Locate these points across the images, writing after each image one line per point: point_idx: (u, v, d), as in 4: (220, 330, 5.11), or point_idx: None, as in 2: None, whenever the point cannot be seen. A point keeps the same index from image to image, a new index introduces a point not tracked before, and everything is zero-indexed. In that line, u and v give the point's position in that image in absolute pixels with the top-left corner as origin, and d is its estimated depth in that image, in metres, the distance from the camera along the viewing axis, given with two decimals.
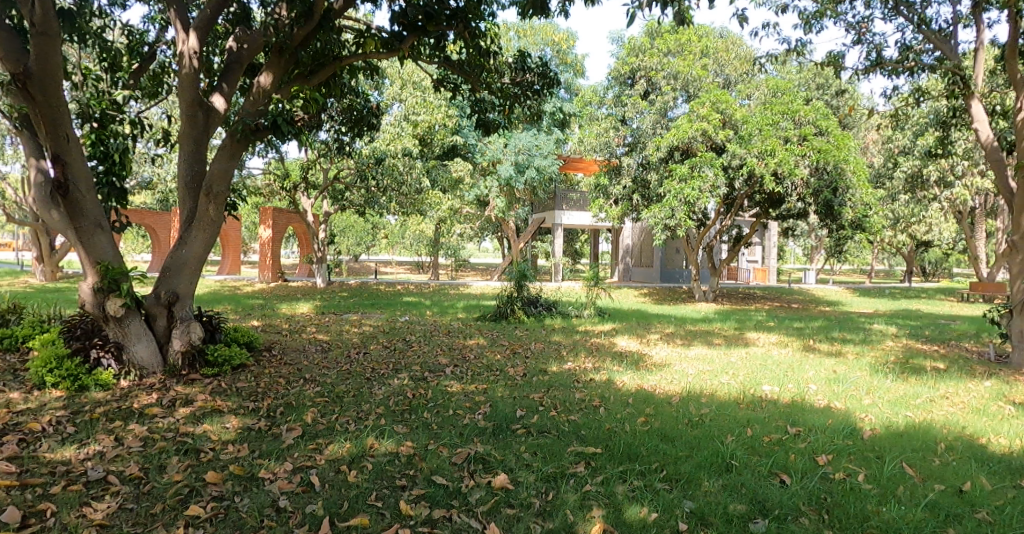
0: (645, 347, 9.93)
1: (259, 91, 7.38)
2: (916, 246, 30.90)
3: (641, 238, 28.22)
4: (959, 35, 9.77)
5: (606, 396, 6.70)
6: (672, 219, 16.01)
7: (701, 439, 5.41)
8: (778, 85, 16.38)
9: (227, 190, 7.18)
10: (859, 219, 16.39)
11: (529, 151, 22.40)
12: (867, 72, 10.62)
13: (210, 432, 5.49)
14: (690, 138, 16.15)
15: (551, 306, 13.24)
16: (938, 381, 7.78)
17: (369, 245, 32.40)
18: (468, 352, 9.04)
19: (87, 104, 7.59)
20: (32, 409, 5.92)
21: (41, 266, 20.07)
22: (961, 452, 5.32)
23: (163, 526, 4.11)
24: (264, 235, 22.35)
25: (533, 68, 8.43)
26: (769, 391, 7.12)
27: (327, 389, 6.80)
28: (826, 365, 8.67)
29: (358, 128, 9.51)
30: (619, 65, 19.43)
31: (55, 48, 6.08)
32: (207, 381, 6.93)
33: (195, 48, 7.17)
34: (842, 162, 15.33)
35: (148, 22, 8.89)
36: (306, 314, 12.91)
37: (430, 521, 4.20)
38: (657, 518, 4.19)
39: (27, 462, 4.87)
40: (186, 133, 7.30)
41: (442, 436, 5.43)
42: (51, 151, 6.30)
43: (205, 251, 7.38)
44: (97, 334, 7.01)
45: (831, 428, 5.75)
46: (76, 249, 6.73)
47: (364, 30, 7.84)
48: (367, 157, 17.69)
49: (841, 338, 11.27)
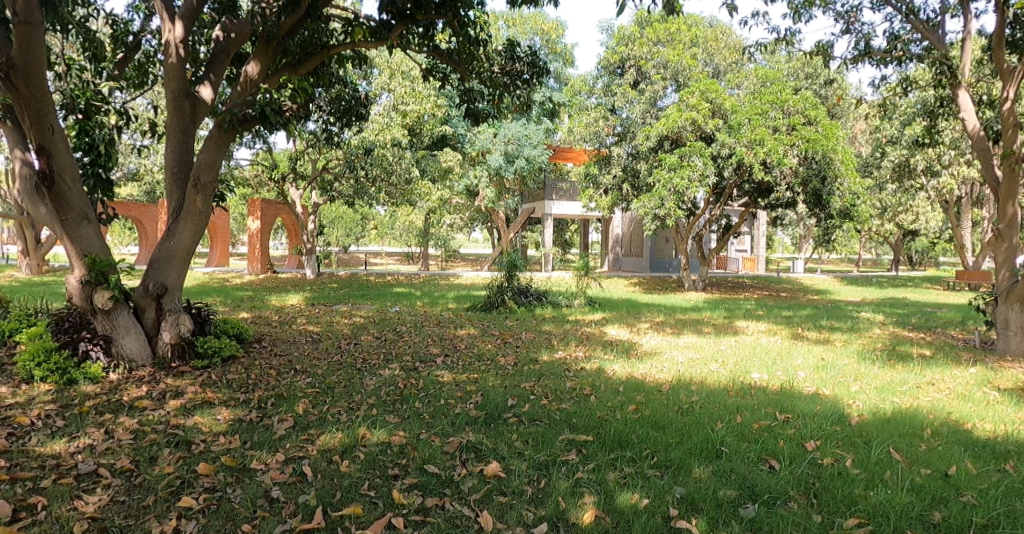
0: (636, 336, 9.96)
1: (247, 80, 7.30)
2: (904, 235, 31.11)
3: (631, 228, 28.26)
4: (946, 25, 9.80)
5: (597, 384, 6.74)
6: (661, 209, 16.04)
7: (692, 426, 5.45)
8: (768, 75, 16.44)
9: (215, 181, 7.12)
10: (848, 208, 16.47)
11: (519, 140, 22.36)
12: (856, 62, 10.64)
13: (202, 424, 5.48)
14: (679, 127, 16.22)
15: (542, 296, 13.22)
16: (924, 368, 7.86)
17: (359, 235, 32.42)
18: (459, 342, 9.05)
19: (72, 96, 7.49)
20: (21, 403, 5.87)
21: (27, 260, 19.82)
22: (947, 437, 5.39)
23: (156, 518, 4.10)
24: (252, 227, 21.98)
25: (523, 57, 8.41)
26: (758, 378, 7.18)
27: (318, 380, 6.78)
28: (815, 352, 8.78)
29: (347, 118, 9.53)
30: (608, 54, 19.44)
31: (38, 37, 5.98)
32: (197, 373, 6.92)
33: (180, 38, 7.07)
34: (831, 151, 15.43)
35: (132, 12, 8.75)
36: (297, 306, 12.83)
37: (423, 509, 4.21)
38: (649, 504, 4.23)
39: (17, 456, 4.85)
40: (173, 123, 7.23)
41: (434, 425, 5.45)
42: (35, 142, 6.23)
43: (193, 243, 7.31)
44: (86, 327, 6.96)
45: (819, 414, 5.81)
46: (62, 241, 6.66)
47: (352, 19, 7.61)
48: (357, 148, 17.56)
49: (829, 326, 11.34)
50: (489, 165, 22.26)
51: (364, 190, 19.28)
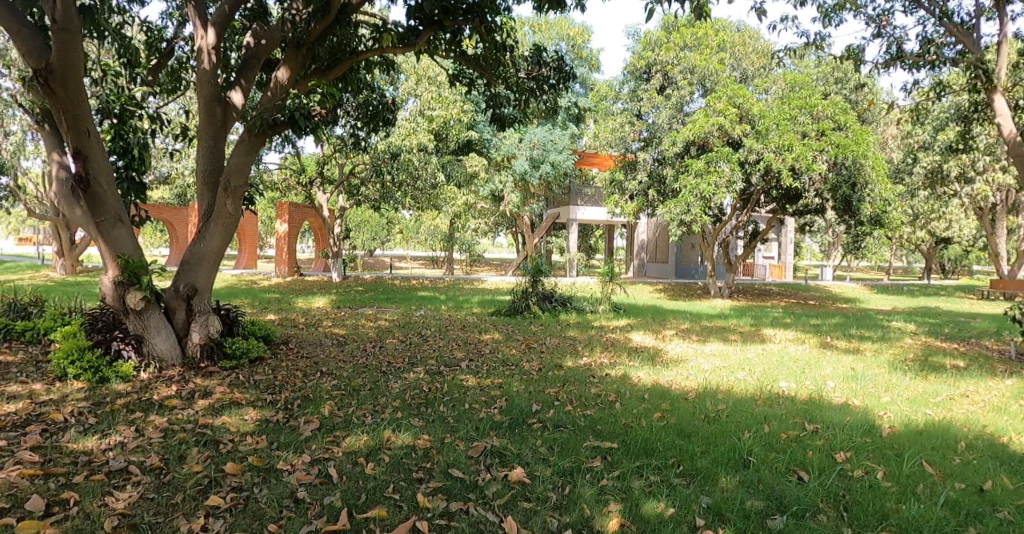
0: (661, 343, 9.89)
1: (277, 86, 7.40)
2: (936, 242, 30.45)
3: (657, 233, 28.13)
4: (981, 28, 9.59)
5: (622, 391, 6.70)
6: (687, 215, 15.90)
7: (718, 435, 5.38)
8: (797, 79, 16.25)
9: (244, 184, 7.21)
10: (878, 215, 16.17)
11: (544, 146, 22.41)
12: (887, 66, 10.46)
13: (229, 424, 5.55)
14: (706, 133, 16.08)
15: (566, 301, 13.16)
16: (957, 379, 7.68)
17: (385, 239, 32.70)
18: (483, 347, 9.08)
19: (107, 101, 7.66)
20: (55, 400, 6.01)
21: (62, 261, 20.32)
22: (982, 451, 5.25)
23: (184, 515, 4.16)
24: (280, 230, 22.25)
25: (549, 62, 8.41)
26: (786, 388, 7.07)
27: (344, 383, 6.83)
28: (844, 362, 8.60)
29: (374, 124, 9.60)
30: (634, 60, 19.42)
31: (77, 43, 6.11)
32: (225, 374, 7.01)
33: (213, 44, 7.22)
34: (861, 156, 15.15)
35: (166, 19, 8.95)
36: (323, 309, 12.98)
37: (447, 513, 4.21)
38: (675, 514, 4.19)
39: (50, 451, 4.95)
40: (205, 128, 7.36)
41: (458, 429, 5.47)
42: (72, 146, 6.38)
43: (223, 245, 7.43)
44: (118, 327, 7.10)
45: (849, 425, 5.71)
46: (96, 242, 6.82)
47: (380, 25, 7.70)
48: (383, 152, 17.73)
49: (859, 335, 11.15)
50: (515, 170, 22.31)
51: (390, 194, 19.41)
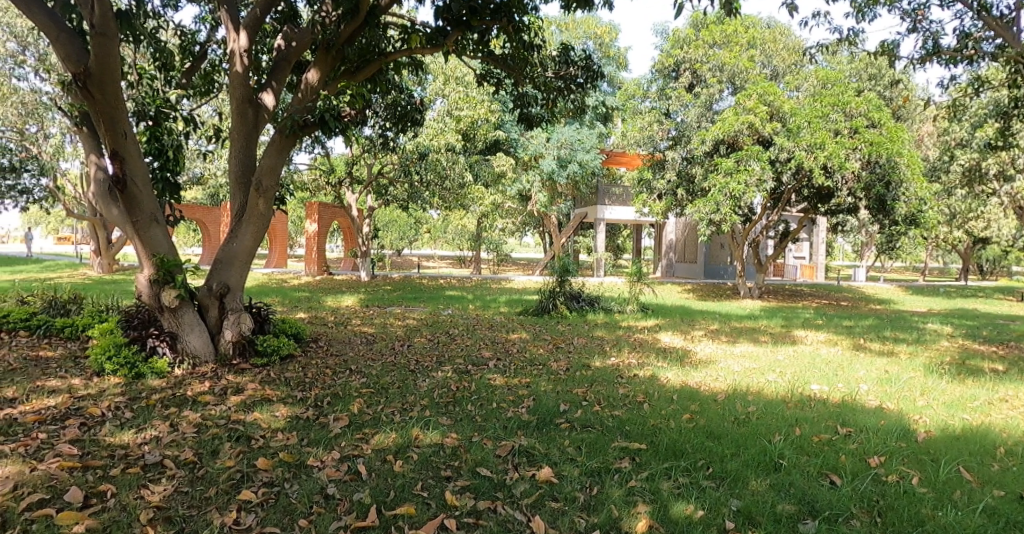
0: (690, 344, 9.79)
1: (307, 87, 7.49)
2: (974, 243, 29.67)
3: (685, 233, 27.91)
4: (1022, 22, 9.31)
5: (650, 392, 6.65)
6: (717, 214, 15.71)
7: (748, 437, 5.32)
8: (829, 76, 15.96)
9: (276, 184, 7.32)
10: (914, 214, 15.80)
11: (572, 145, 22.35)
12: (924, 62, 10.22)
13: (261, 420, 5.64)
14: (736, 131, 15.84)
15: (594, 301, 13.09)
16: (996, 383, 7.47)
17: (412, 238, 32.89)
18: (511, 346, 9.08)
19: (143, 103, 7.82)
20: (93, 395, 6.16)
21: (100, 260, 20.82)
22: (1022, 457, 5.11)
23: (218, 509, 4.24)
24: (309, 229, 22.53)
25: (577, 61, 8.38)
26: (817, 390, 6.95)
27: (372, 381, 6.90)
28: (878, 365, 8.41)
29: (403, 124, 9.66)
30: (662, 58, 19.26)
31: (114, 47, 6.23)
32: (257, 371, 7.13)
33: (245, 47, 7.34)
34: (896, 155, 14.81)
35: (199, 22, 9.12)
36: (351, 307, 13.07)
37: (475, 512, 4.23)
38: (704, 517, 4.14)
39: (88, 445, 5.08)
40: (237, 130, 7.48)
41: (486, 428, 5.48)
42: (110, 148, 6.53)
43: (255, 244, 7.55)
44: (153, 323, 7.27)
45: (883, 429, 5.59)
46: (133, 241, 6.99)
47: (409, 26, 7.75)
48: (411, 152, 17.85)
49: (894, 337, 10.91)
50: (542, 170, 22.26)
51: (418, 194, 19.52)
